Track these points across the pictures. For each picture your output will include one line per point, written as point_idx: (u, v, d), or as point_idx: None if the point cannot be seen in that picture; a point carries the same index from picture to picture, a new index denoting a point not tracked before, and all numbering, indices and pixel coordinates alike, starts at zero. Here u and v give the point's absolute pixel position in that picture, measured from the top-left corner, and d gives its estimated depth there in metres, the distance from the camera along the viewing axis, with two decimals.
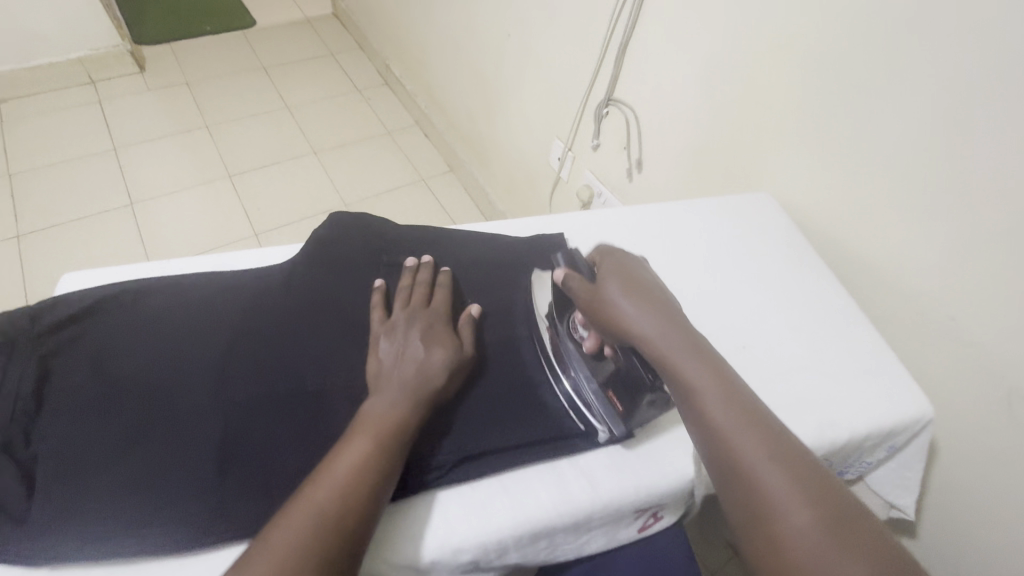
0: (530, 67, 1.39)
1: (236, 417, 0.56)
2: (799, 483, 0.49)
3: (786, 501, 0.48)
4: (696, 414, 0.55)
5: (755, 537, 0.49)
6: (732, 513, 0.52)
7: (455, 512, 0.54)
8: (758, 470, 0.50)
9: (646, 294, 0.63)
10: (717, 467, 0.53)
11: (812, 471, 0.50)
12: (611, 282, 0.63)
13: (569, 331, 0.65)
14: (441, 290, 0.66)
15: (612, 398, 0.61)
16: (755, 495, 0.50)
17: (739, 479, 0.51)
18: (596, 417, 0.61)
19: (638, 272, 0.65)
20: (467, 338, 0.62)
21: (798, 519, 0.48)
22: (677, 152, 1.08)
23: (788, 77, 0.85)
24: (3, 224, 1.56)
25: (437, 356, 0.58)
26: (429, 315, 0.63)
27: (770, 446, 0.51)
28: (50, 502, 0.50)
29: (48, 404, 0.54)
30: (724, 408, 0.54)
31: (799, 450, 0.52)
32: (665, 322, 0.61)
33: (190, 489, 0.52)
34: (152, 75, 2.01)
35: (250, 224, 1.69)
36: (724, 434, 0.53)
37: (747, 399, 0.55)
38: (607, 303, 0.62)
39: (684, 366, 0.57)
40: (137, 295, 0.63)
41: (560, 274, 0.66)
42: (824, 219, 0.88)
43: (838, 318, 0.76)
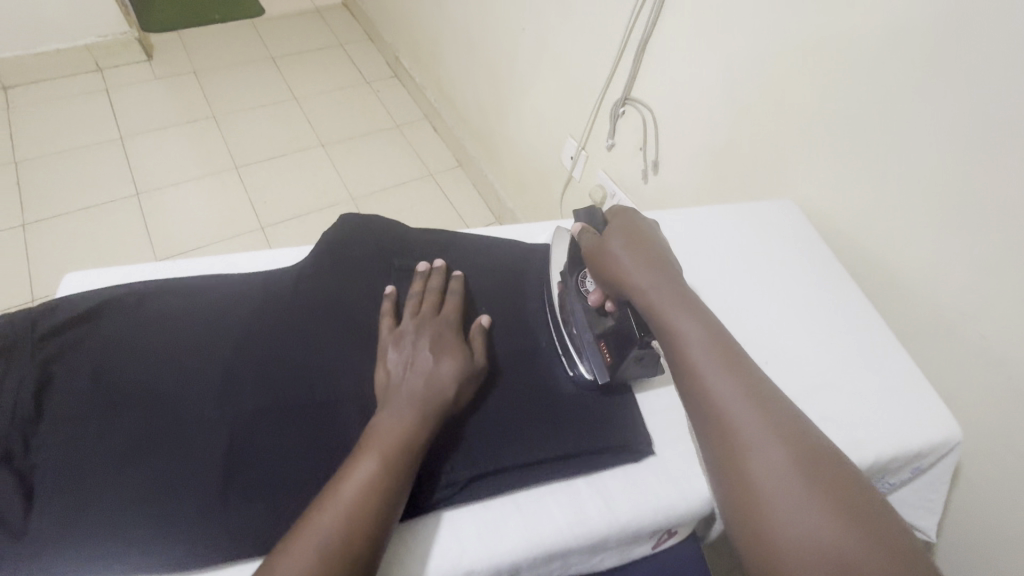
0: (545, 63, 1.35)
1: (242, 428, 0.54)
2: (773, 431, 0.48)
3: (757, 443, 0.48)
4: (680, 362, 0.54)
5: (723, 476, 0.49)
6: (705, 456, 0.51)
7: (467, 531, 0.52)
8: (733, 415, 0.49)
9: (647, 250, 0.62)
10: (696, 412, 0.52)
11: (789, 420, 0.49)
12: (613, 237, 0.63)
13: (578, 284, 0.64)
14: (451, 296, 0.64)
15: (602, 348, 0.61)
16: (725, 438, 0.49)
17: (715, 423, 0.50)
18: (587, 369, 0.61)
19: (644, 229, 0.64)
20: (478, 347, 0.60)
21: (765, 463, 0.47)
22: (695, 155, 1.05)
23: (816, 81, 0.81)
24: (8, 213, 1.54)
25: (447, 366, 0.56)
26: (438, 323, 0.60)
27: (749, 393, 0.51)
28: (50, 514, 0.48)
29: (48, 412, 0.53)
30: (707, 355, 0.53)
31: (779, 400, 0.51)
32: (662, 276, 0.59)
33: (193, 503, 0.50)
34: (159, 64, 1.98)
35: (257, 217, 1.66)
36: (704, 379, 0.52)
37: (734, 351, 0.54)
38: (607, 255, 0.62)
39: (672, 315, 0.56)
40: (142, 298, 0.61)
41: (579, 229, 0.68)
42: (849, 228, 0.85)
43: (862, 333, 0.74)
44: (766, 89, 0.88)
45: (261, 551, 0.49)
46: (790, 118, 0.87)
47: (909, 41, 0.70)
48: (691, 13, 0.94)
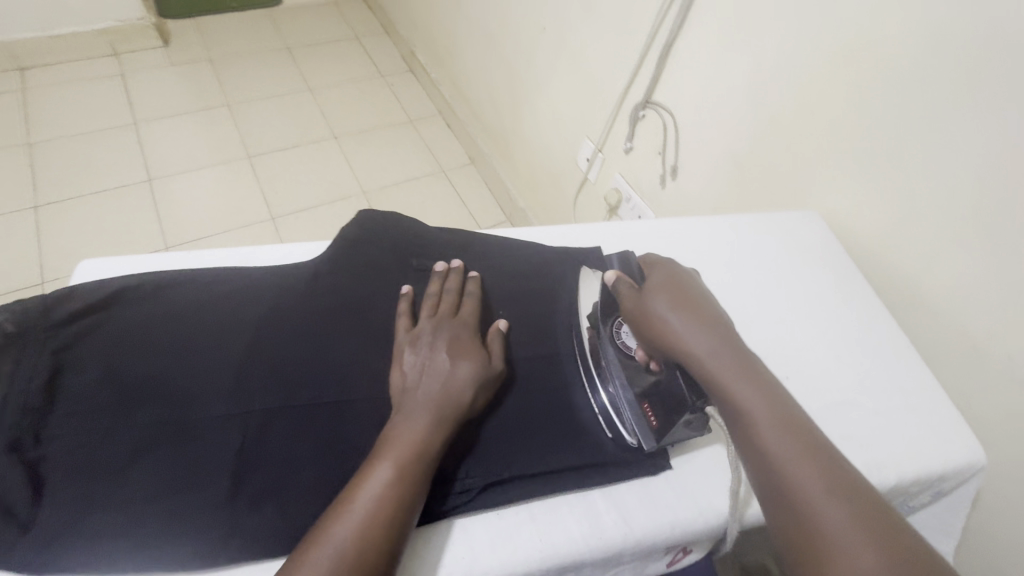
0: (564, 62, 1.34)
1: (255, 426, 0.53)
2: (859, 521, 0.46)
3: (847, 539, 0.45)
4: (749, 441, 0.52)
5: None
6: (785, 549, 0.48)
7: (479, 540, 0.51)
8: (815, 504, 0.47)
9: (697, 311, 0.58)
10: (771, 499, 0.49)
11: (877, 512, 0.47)
12: (659, 294, 0.59)
13: (612, 336, 0.61)
14: (468, 299, 0.62)
15: (646, 410, 0.57)
16: (812, 533, 0.46)
17: (796, 513, 0.47)
18: (627, 430, 0.58)
19: (689, 286, 0.60)
20: (495, 349, 0.59)
21: (859, 559, 0.44)
22: (715, 161, 1.03)
23: (846, 91, 0.80)
24: (21, 193, 1.54)
25: (463, 370, 0.55)
26: (455, 325, 0.59)
27: (830, 481, 0.48)
28: (58, 507, 0.47)
29: (59, 402, 0.52)
30: (777, 434, 0.51)
31: (861, 487, 0.48)
32: (716, 338, 0.56)
33: (203, 503, 0.49)
34: (175, 50, 1.98)
35: (268, 207, 1.66)
36: (781, 464, 0.49)
37: (804, 429, 0.52)
38: (652, 313, 0.58)
39: (737, 391, 0.53)
40: (156, 290, 0.60)
41: (612, 276, 0.64)
42: (873, 243, 0.83)
43: (886, 350, 0.72)
44: (793, 97, 0.87)
45: (271, 552, 0.48)
46: (817, 128, 0.85)
47: (946, 54, 0.68)
48: (718, 18, 0.93)
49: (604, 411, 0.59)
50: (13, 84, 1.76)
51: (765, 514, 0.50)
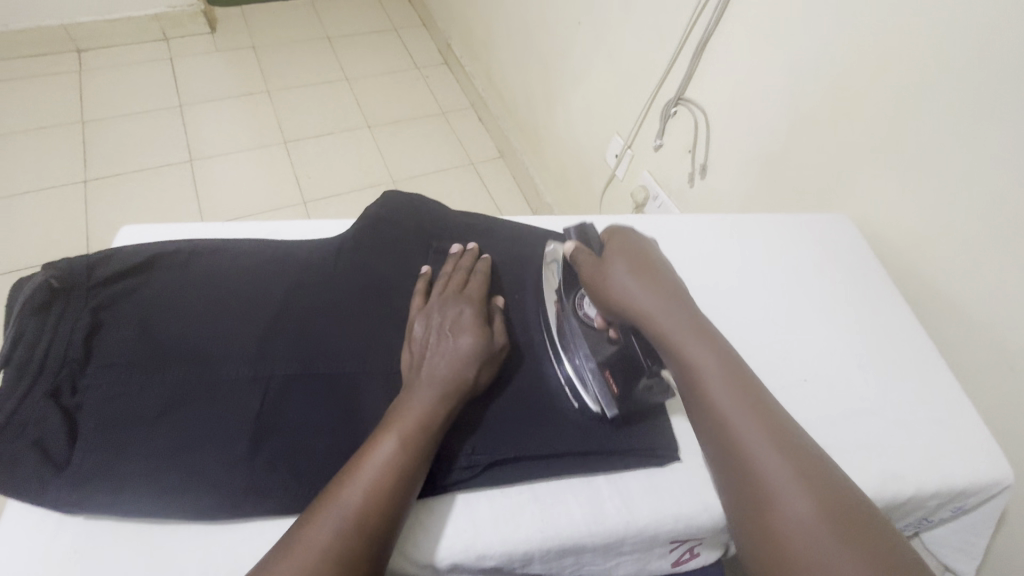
0: (598, 57, 1.33)
1: (275, 390, 0.55)
2: (797, 471, 0.47)
3: (785, 488, 0.47)
4: (696, 396, 0.53)
5: (753, 526, 0.47)
6: (729, 500, 0.50)
7: (483, 515, 0.52)
8: (757, 456, 0.48)
9: (650, 275, 0.60)
10: (716, 452, 0.51)
11: (814, 462, 0.48)
12: (615, 260, 0.62)
13: (574, 308, 0.62)
14: (478, 278, 0.63)
15: (609, 379, 0.58)
16: (754, 482, 0.48)
17: (738, 464, 0.49)
18: (590, 397, 0.58)
19: (643, 252, 0.63)
20: (498, 326, 0.59)
21: (795, 506, 0.46)
22: (747, 161, 1.02)
23: (886, 92, 0.77)
24: (74, 168, 1.63)
25: (466, 345, 0.55)
26: (462, 301, 0.60)
27: (770, 432, 0.50)
28: (91, 452, 0.50)
29: (96, 355, 0.55)
30: (726, 390, 0.52)
31: (800, 437, 0.50)
32: (672, 303, 0.58)
33: (222, 459, 0.51)
34: (221, 37, 2.05)
35: (301, 191, 1.70)
36: (725, 418, 0.51)
37: (750, 383, 0.53)
38: (609, 280, 0.60)
39: (686, 347, 0.55)
40: (191, 257, 0.63)
41: (571, 246, 0.65)
42: (908, 249, 0.81)
43: (912, 359, 0.70)
44: (831, 97, 0.84)
45: (284, 510, 0.50)
46: (855, 130, 0.82)
47: (996, 56, 0.65)
48: (758, 14, 0.91)
49: (568, 381, 0.60)
50: (71, 65, 1.85)
51: (711, 467, 0.52)
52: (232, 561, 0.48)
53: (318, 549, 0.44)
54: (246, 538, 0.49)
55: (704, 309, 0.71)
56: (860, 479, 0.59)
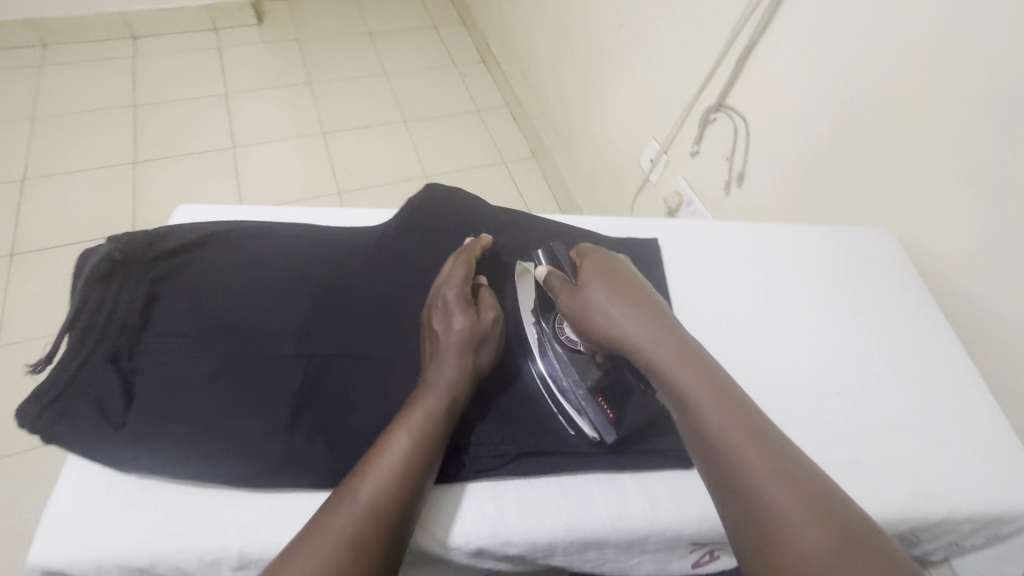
0: (638, 61, 1.34)
1: (315, 368, 0.57)
2: (806, 503, 0.45)
3: (792, 521, 0.44)
4: (693, 428, 0.51)
5: (764, 570, 0.44)
6: (737, 543, 0.46)
7: (510, 503, 0.53)
8: (762, 487, 0.46)
9: (635, 298, 0.58)
10: (718, 486, 0.48)
11: (819, 491, 0.46)
12: (595, 286, 0.59)
13: (556, 333, 0.61)
14: (463, 264, 0.62)
15: (602, 404, 0.58)
16: (758, 515, 0.45)
17: (742, 498, 0.47)
18: (586, 422, 0.57)
19: (623, 272, 0.60)
20: (493, 310, 0.60)
21: (808, 543, 0.43)
22: (785, 170, 1.00)
23: (936, 106, 0.76)
24: (124, 149, 1.70)
25: (466, 335, 0.56)
26: (453, 291, 0.59)
27: (772, 460, 0.48)
28: (145, 415, 0.53)
29: (151, 325, 0.58)
30: (721, 419, 0.50)
31: (801, 466, 0.48)
32: (660, 326, 0.56)
33: (265, 429, 0.54)
34: (267, 29, 2.12)
35: (336, 181, 1.75)
36: (722, 446, 0.49)
37: (746, 410, 0.51)
38: (593, 309, 0.57)
39: (680, 374, 0.53)
40: (241, 237, 0.65)
41: (544, 273, 0.63)
42: (954, 266, 0.79)
43: (950, 379, 0.68)
44: (879, 108, 0.83)
45: (319, 483, 0.52)
46: (902, 141, 0.81)
47: None
48: (806, 22, 0.90)
49: (559, 406, 0.59)
50: (126, 51, 1.94)
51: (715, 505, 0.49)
52: (269, 527, 0.50)
53: (341, 545, 0.44)
54: (283, 506, 0.51)
55: (738, 315, 0.70)
56: (890, 496, 0.58)
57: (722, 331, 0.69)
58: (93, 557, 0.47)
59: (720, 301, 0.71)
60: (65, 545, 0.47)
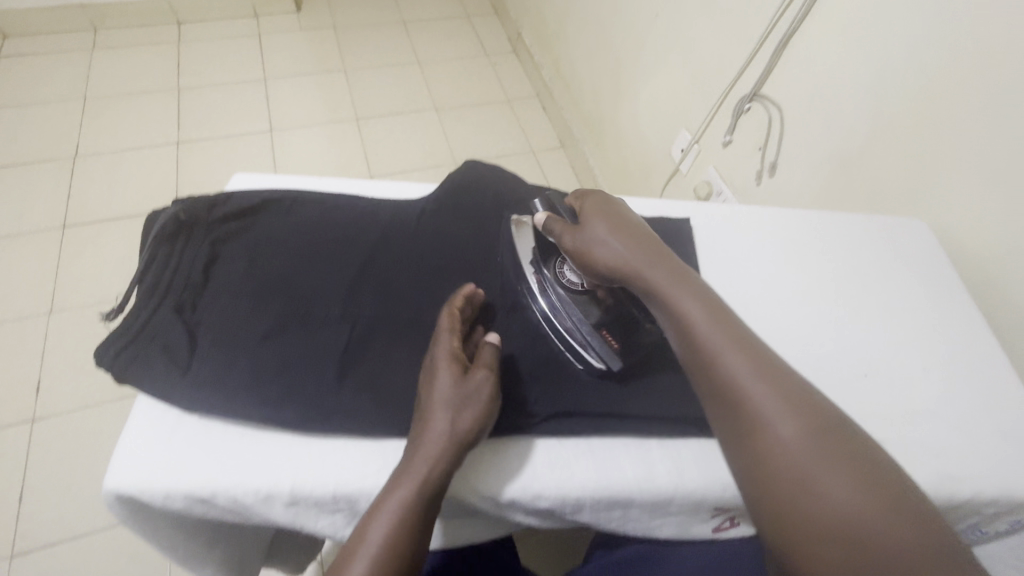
0: (673, 51, 1.34)
1: (361, 328, 0.61)
2: (788, 403, 0.49)
3: (775, 419, 0.49)
4: (688, 343, 0.55)
5: (751, 462, 0.50)
6: (728, 443, 0.52)
7: (541, 461, 0.56)
8: (750, 393, 0.50)
9: (633, 231, 0.61)
10: (712, 395, 0.53)
11: (798, 392, 0.50)
12: (596, 222, 0.61)
13: (556, 277, 0.64)
14: (447, 322, 0.58)
15: (606, 336, 0.61)
16: (745, 417, 0.50)
17: (731, 404, 0.51)
18: (593, 355, 0.61)
19: (620, 210, 0.63)
20: (486, 369, 0.55)
21: (787, 435, 0.48)
22: (819, 161, 1.00)
23: (976, 97, 0.75)
24: (168, 130, 1.78)
25: (449, 398, 0.53)
26: (441, 347, 0.56)
27: (758, 369, 0.51)
28: (208, 362, 0.57)
29: (212, 281, 0.62)
30: (714, 332, 0.53)
31: (783, 371, 0.52)
32: (656, 253, 0.59)
33: (316, 381, 0.58)
34: (305, 17, 2.17)
35: (369, 166, 1.80)
36: (713, 358, 0.53)
37: (734, 325, 0.54)
38: (594, 245, 0.60)
39: (674, 294, 0.56)
40: (293, 205, 0.69)
41: (543, 221, 0.64)
42: (990, 258, 0.78)
43: (980, 367, 0.69)
44: (921, 98, 0.82)
45: (364, 432, 0.56)
46: (943, 130, 0.80)
47: None
48: (849, 11, 0.89)
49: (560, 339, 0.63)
50: (172, 36, 2.01)
51: (709, 413, 0.54)
52: (319, 469, 0.54)
53: None
54: (331, 451, 0.55)
55: (767, 297, 0.72)
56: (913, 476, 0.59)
57: (751, 310, 0.70)
58: (161, 486, 0.51)
59: (751, 282, 0.73)
60: (137, 474, 0.52)
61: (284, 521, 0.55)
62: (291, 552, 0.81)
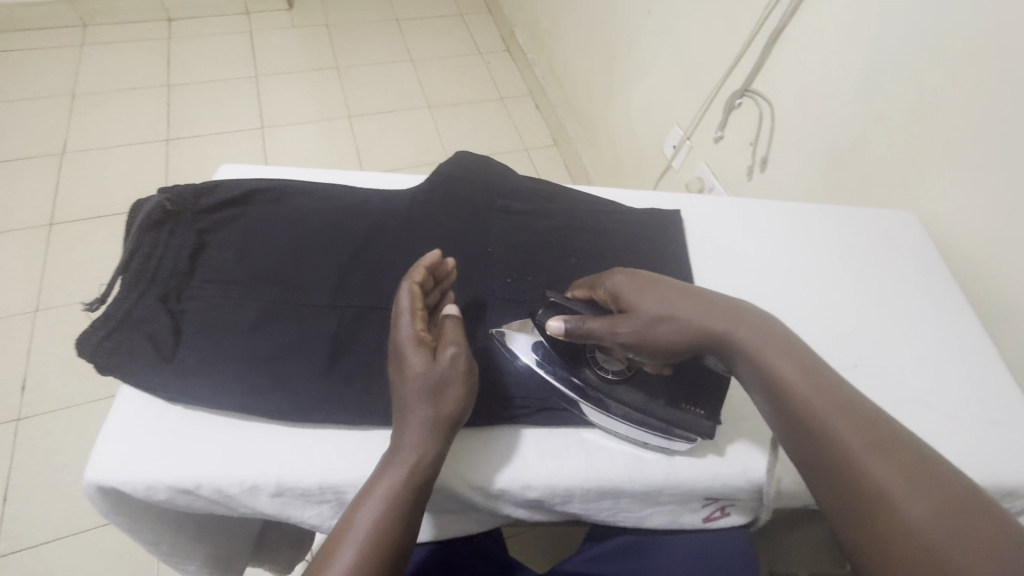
0: (665, 47, 1.34)
1: (350, 318, 0.61)
2: (905, 471, 0.44)
3: (892, 487, 0.43)
4: (782, 400, 0.50)
5: (865, 535, 0.44)
6: (834, 513, 0.46)
7: (531, 452, 0.56)
8: (856, 457, 0.45)
9: (687, 289, 0.56)
10: (811, 457, 0.48)
11: (916, 457, 0.45)
12: (645, 299, 0.54)
13: (601, 377, 0.56)
14: (408, 300, 0.56)
15: (687, 408, 0.55)
16: (852, 483, 0.45)
17: (835, 467, 0.46)
18: (683, 436, 0.55)
19: (653, 276, 0.57)
20: (454, 344, 0.54)
21: (908, 505, 0.42)
22: (810, 155, 1.01)
23: (963, 89, 0.76)
24: (158, 127, 1.76)
25: (424, 383, 0.52)
26: (404, 334, 0.54)
27: (865, 429, 0.46)
28: (193, 352, 0.57)
29: (199, 271, 0.61)
30: (808, 391, 0.49)
31: (895, 433, 0.46)
32: (732, 308, 0.55)
33: (305, 370, 0.57)
34: (297, 14, 2.16)
35: (361, 163, 1.79)
36: (813, 417, 0.48)
37: (831, 381, 0.50)
38: (659, 324, 0.53)
39: (763, 349, 0.52)
40: (281, 195, 0.68)
41: (567, 326, 0.54)
42: (977, 250, 0.79)
43: (969, 358, 0.69)
44: (909, 90, 0.82)
45: (352, 422, 0.55)
46: (932, 121, 0.80)
47: None
48: (837, 5, 0.90)
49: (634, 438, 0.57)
50: (162, 33, 2.00)
51: (808, 478, 0.49)
52: (306, 459, 0.53)
53: None
54: (319, 441, 0.54)
55: (757, 289, 0.72)
56: None
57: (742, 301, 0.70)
58: (143, 477, 0.51)
59: (741, 274, 0.73)
60: (121, 465, 0.51)
61: (270, 512, 0.54)
62: (281, 547, 0.80)
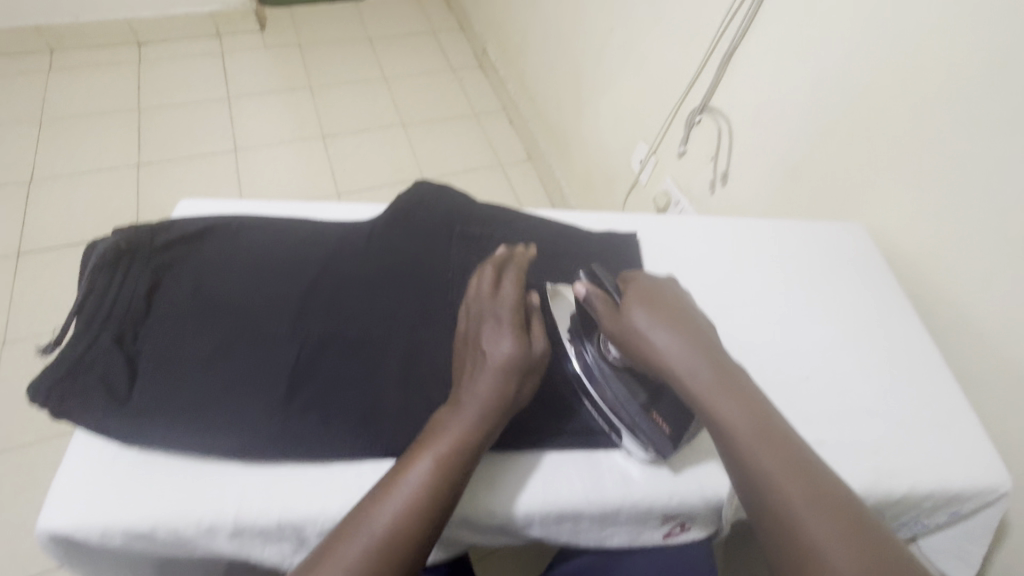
0: (628, 64, 1.38)
1: (307, 351, 0.61)
2: (839, 531, 0.47)
3: (826, 547, 0.46)
4: (731, 452, 0.52)
5: None
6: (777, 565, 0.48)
7: (491, 477, 0.57)
8: (798, 515, 0.48)
9: (676, 320, 0.58)
10: (756, 511, 0.50)
11: (849, 514, 0.48)
12: (637, 310, 0.58)
13: (601, 353, 0.59)
14: (512, 282, 0.60)
15: (657, 419, 0.56)
16: (793, 540, 0.47)
17: (778, 523, 0.48)
18: (643, 442, 0.56)
19: (667, 301, 0.59)
20: (543, 338, 0.58)
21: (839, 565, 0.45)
22: (766, 169, 1.04)
23: (900, 106, 0.80)
24: (127, 152, 1.74)
25: (514, 365, 0.55)
26: (504, 314, 0.58)
27: (807, 489, 0.49)
28: (148, 393, 0.56)
29: (154, 309, 0.61)
30: (755, 445, 0.51)
31: (832, 490, 0.49)
32: (701, 353, 0.56)
33: (264, 405, 0.57)
34: (269, 35, 2.16)
35: (335, 183, 1.79)
36: (761, 473, 0.50)
37: (778, 435, 0.52)
38: (635, 333, 0.57)
39: (718, 401, 0.53)
40: (239, 229, 0.69)
41: (583, 289, 0.60)
42: (922, 259, 0.82)
43: (916, 365, 0.72)
44: (853, 107, 0.86)
45: (310, 456, 0.55)
46: (874, 136, 0.84)
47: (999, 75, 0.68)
48: (784, 26, 0.94)
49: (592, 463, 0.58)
50: (132, 56, 1.99)
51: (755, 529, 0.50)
52: (264, 495, 0.53)
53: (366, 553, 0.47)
54: (277, 477, 0.54)
55: (712, 306, 0.74)
56: (854, 475, 0.61)
57: None
58: (98, 523, 0.50)
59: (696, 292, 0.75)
60: (74, 513, 0.50)
61: (229, 551, 0.54)
62: None
